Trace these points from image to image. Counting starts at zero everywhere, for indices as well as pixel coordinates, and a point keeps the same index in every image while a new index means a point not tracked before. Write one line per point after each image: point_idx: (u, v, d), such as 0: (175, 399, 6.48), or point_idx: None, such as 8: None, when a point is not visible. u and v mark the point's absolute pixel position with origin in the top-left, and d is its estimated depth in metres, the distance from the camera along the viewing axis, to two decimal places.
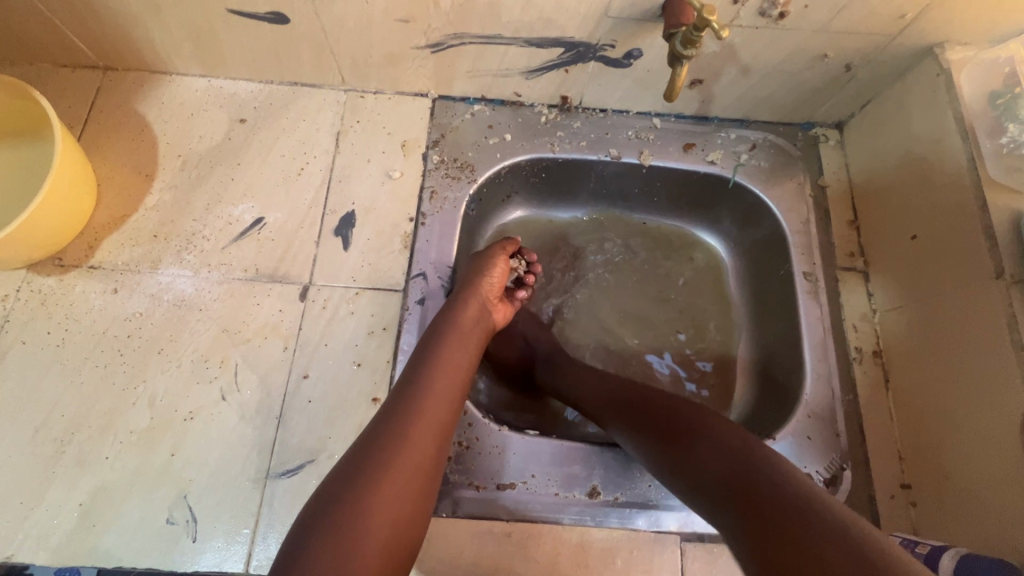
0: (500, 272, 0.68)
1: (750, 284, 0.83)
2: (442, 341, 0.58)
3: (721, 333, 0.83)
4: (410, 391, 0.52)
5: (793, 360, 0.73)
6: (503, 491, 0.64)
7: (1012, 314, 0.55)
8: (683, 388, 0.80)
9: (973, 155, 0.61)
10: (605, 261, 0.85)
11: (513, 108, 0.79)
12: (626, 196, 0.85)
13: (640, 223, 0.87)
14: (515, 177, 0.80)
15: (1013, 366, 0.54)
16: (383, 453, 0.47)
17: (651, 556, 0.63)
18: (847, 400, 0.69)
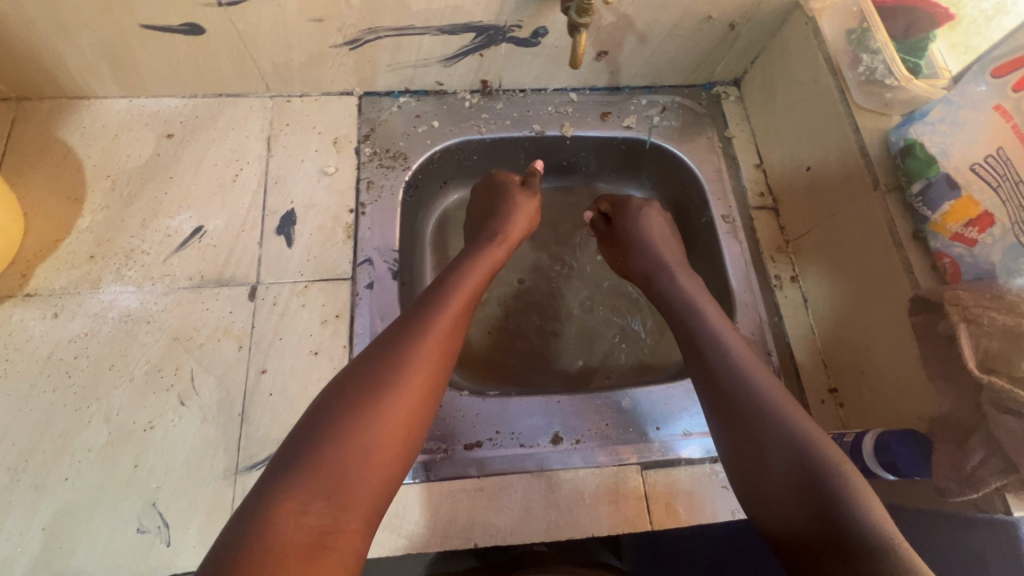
0: (521, 222, 0.73)
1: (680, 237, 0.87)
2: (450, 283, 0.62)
3: None
4: (411, 320, 0.56)
5: (723, 298, 0.77)
6: (470, 451, 0.63)
7: (890, 218, 0.60)
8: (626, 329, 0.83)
9: (842, 89, 0.66)
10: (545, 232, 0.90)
11: (436, 96, 0.82)
12: (557, 168, 0.89)
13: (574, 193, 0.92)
14: (448, 162, 0.83)
15: (895, 263, 0.59)
16: (385, 383, 0.50)
17: (617, 488, 0.63)
18: (774, 323, 0.73)
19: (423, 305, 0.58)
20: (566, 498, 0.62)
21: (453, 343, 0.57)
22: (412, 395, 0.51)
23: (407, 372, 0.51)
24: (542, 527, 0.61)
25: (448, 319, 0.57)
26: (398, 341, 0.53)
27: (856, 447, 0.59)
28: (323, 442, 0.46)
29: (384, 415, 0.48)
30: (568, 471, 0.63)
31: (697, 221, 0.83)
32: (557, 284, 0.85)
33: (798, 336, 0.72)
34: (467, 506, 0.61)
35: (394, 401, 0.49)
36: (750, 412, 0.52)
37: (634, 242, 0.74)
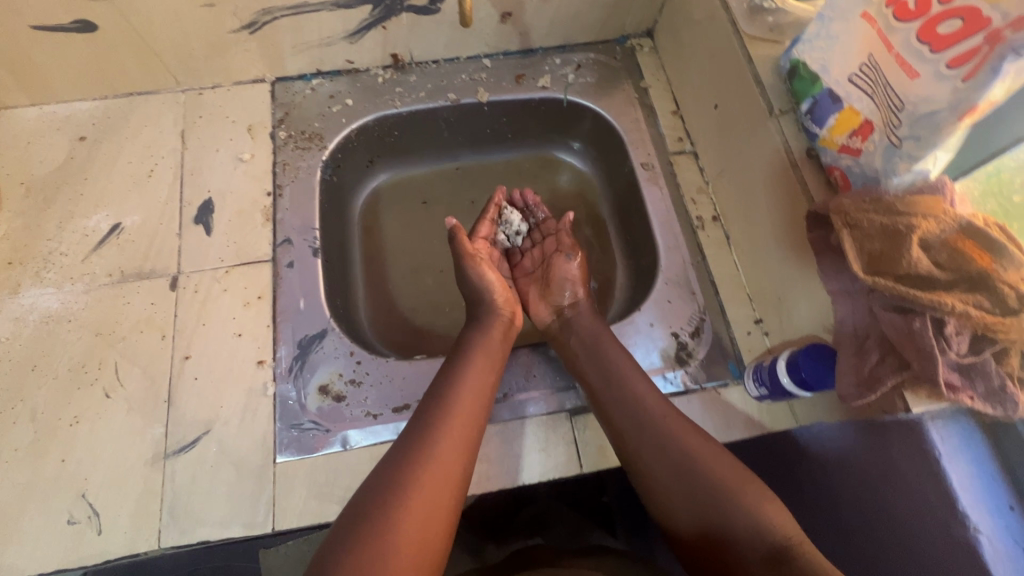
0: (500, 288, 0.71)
1: (610, 192, 0.88)
2: (458, 365, 0.61)
3: (591, 239, 0.87)
4: (427, 413, 0.56)
5: (649, 245, 0.78)
6: (398, 414, 0.64)
7: (784, 141, 0.61)
8: None
9: (734, 21, 0.67)
10: (478, 202, 0.91)
11: (349, 75, 0.82)
12: (482, 137, 0.89)
13: (503, 160, 0.92)
14: (368, 140, 0.84)
15: (794, 184, 0.60)
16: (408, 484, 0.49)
17: (547, 434, 0.64)
18: (697, 263, 0.74)
19: (437, 391, 0.58)
20: (497, 450, 0.62)
21: (472, 424, 0.56)
22: (436, 494, 0.50)
23: (430, 469, 0.51)
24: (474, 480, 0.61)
25: (465, 407, 0.57)
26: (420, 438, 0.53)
27: (773, 371, 0.60)
28: (360, 537, 0.46)
29: (414, 515, 0.48)
30: (498, 424, 0.64)
31: (622, 173, 0.84)
32: None
33: (722, 273, 0.73)
34: None
35: (423, 502, 0.49)
36: (682, 461, 0.53)
37: (577, 274, 0.74)
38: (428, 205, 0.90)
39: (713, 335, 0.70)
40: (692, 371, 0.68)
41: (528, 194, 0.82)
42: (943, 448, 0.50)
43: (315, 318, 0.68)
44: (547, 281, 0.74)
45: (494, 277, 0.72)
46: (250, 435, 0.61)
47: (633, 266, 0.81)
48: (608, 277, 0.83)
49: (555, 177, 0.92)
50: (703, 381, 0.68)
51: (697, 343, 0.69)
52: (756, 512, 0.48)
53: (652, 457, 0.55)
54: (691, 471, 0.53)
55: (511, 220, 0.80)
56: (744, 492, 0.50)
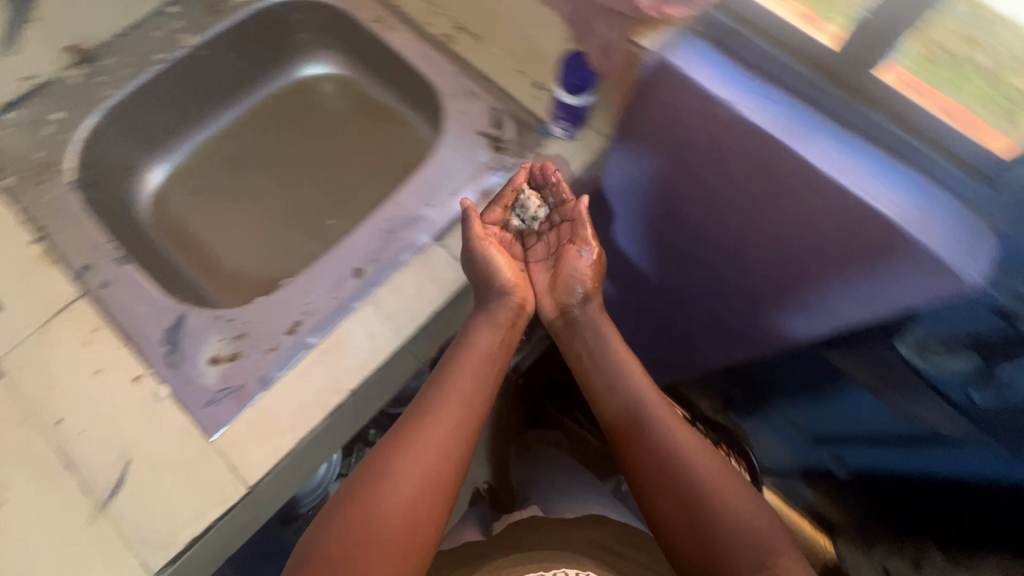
0: (518, 281, 0.69)
1: (369, 70, 0.89)
2: (461, 367, 0.66)
3: (379, 118, 0.88)
4: (428, 418, 0.61)
5: (421, 83, 0.81)
6: (295, 334, 0.65)
7: None
8: (377, 168, 0.85)
9: None
10: (258, 146, 0.88)
11: (39, 92, 0.75)
12: (222, 86, 0.86)
13: (259, 99, 0.90)
14: (107, 143, 0.77)
15: None
16: (410, 485, 0.56)
17: (429, 267, 0.68)
18: (465, 71, 0.79)
19: (433, 398, 0.63)
20: (396, 304, 0.66)
21: (468, 436, 0.62)
22: (437, 497, 0.57)
23: (415, 481, 0.57)
24: (392, 336, 0.65)
25: (464, 419, 0.62)
26: (431, 444, 0.59)
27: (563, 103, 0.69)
28: (335, 544, 0.53)
29: (392, 529, 0.54)
30: (385, 284, 0.67)
31: (363, 40, 0.85)
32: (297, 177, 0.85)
33: (488, 66, 0.78)
34: (322, 370, 0.63)
35: (421, 508, 0.56)
36: (646, 434, 0.62)
37: (591, 268, 0.71)
38: (214, 175, 0.86)
39: (511, 116, 0.76)
40: (511, 152, 0.74)
41: (554, 170, 0.69)
42: (680, 62, 0.61)
43: (163, 311, 0.65)
44: (557, 275, 0.73)
45: (505, 261, 0.67)
46: (172, 437, 0.60)
47: (424, 112, 0.84)
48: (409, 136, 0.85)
49: (316, 88, 0.91)
50: (524, 154, 0.74)
51: (503, 129, 0.75)
52: (700, 474, 0.58)
53: (630, 431, 0.63)
54: (659, 440, 0.61)
55: (528, 206, 0.71)
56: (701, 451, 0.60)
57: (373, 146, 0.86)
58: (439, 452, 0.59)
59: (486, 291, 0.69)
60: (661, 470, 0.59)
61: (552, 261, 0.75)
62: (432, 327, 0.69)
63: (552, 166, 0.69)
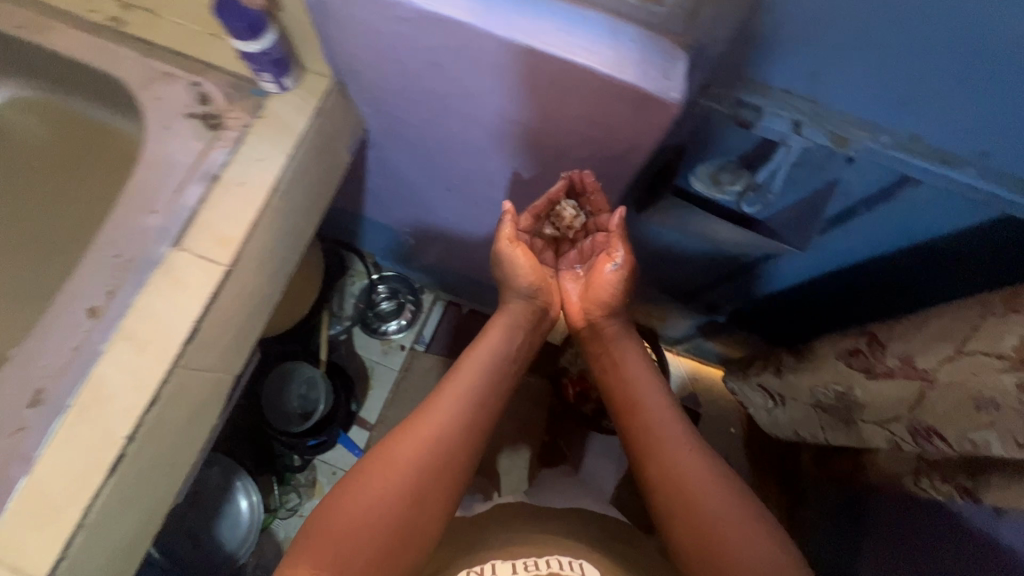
0: (579, 295, 0.93)
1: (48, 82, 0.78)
2: (484, 386, 0.81)
3: (80, 127, 0.79)
4: (427, 415, 0.75)
5: (110, 82, 0.70)
6: (41, 402, 0.56)
7: None
8: (92, 176, 0.78)
9: None
10: None
11: None
12: None
13: None
14: None
15: None
16: (413, 452, 0.70)
17: (176, 276, 0.61)
18: (150, 51, 0.69)
19: (450, 408, 0.76)
20: (151, 329, 0.59)
21: (469, 435, 0.76)
22: (451, 463, 0.72)
23: (404, 467, 0.69)
24: (156, 362, 0.58)
25: (466, 416, 0.77)
26: (456, 415, 0.76)
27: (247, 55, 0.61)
28: (334, 520, 0.64)
29: (381, 509, 0.65)
30: (131, 314, 0.59)
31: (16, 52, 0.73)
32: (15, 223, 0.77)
33: (175, 41, 0.69)
34: (87, 428, 0.56)
35: (428, 477, 0.70)
36: (667, 453, 0.75)
37: (615, 278, 0.85)
38: None
39: (220, 86, 0.68)
40: (232, 124, 0.67)
41: (590, 175, 0.74)
42: None
43: None
44: (591, 283, 0.89)
45: (526, 263, 0.85)
46: None
47: (118, 110, 0.76)
48: (119, 142, 0.79)
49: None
50: (247, 120, 0.67)
51: (214, 103, 0.67)
52: (700, 484, 0.71)
53: (650, 448, 0.77)
54: (669, 460, 0.75)
55: (563, 215, 0.83)
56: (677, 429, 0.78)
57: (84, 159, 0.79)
58: (424, 444, 0.72)
59: (511, 287, 0.90)
60: (668, 475, 0.73)
61: (585, 268, 0.93)
62: (209, 337, 0.63)
63: (588, 176, 0.73)
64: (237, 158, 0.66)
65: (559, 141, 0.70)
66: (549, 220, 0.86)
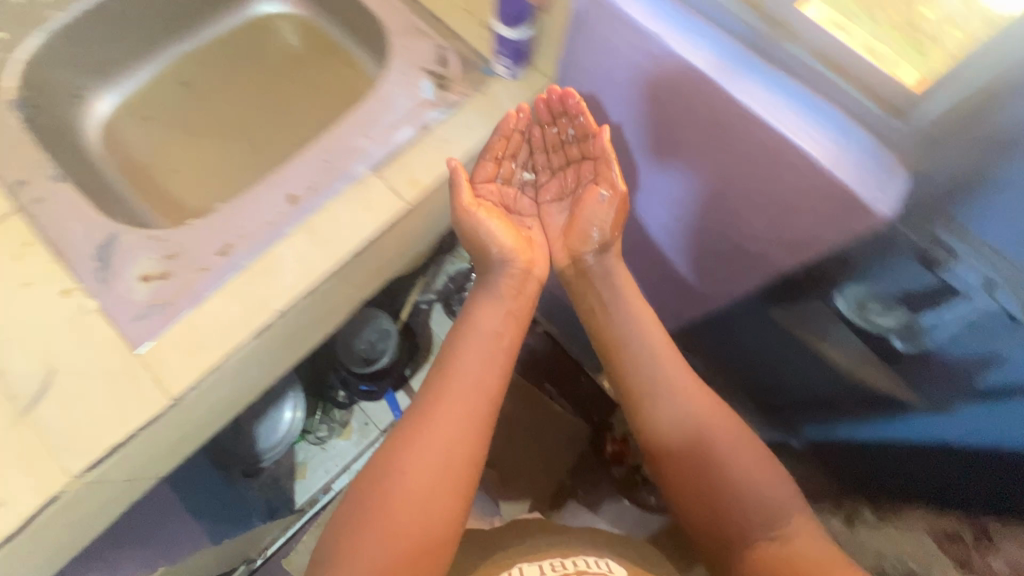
0: (556, 221, 0.78)
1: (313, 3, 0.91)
2: (474, 365, 0.66)
3: (290, 22, 0.93)
4: (423, 434, 0.61)
5: (375, 24, 0.81)
6: (226, 256, 0.65)
7: None
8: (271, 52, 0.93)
9: None
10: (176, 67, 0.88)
11: None
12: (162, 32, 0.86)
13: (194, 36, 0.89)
14: (57, 68, 0.77)
15: None
16: (412, 516, 0.58)
17: (365, 197, 0.69)
18: (414, 8, 0.79)
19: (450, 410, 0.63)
20: (327, 231, 0.67)
21: (475, 437, 0.63)
22: (454, 513, 0.60)
23: (416, 498, 0.58)
24: (321, 264, 0.65)
25: (459, 431, 0.62)
26: (453, 444, 0.61)
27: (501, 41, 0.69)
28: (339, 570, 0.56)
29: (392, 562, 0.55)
30: (320, 212, 0.67)
31: None
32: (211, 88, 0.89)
33: (438, 7, 0.79)
34: (251, 291, 0.64)
35: (439, 504, 0.59)
36: (735, 491, 0.62)
37: (603, 216, 0.73)
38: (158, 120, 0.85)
39: (457, 56, 0.77)
40: (455, 90, 0.74)
41: (578, 98, 0.69)
42: None
43: (78, 234, 0.65)
44: (574, 219, 0.75)
45: (499, 227, 0.73)
46: (100, 348, 0.61)
47: (360, 37, 0.87)
48: (344, 72, 0.88)
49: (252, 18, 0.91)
50: (468, 91, 0.75)
51: (447, 68, 0.75)
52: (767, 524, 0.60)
53: (703, 479, 0.63)
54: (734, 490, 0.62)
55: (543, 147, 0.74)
56: (691, 400, 0.66)
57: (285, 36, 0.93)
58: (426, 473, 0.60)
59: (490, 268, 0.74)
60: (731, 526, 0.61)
61: (571, 199, 0.78)
62: (370, 257, 0.70)
63: (571, 96, 0.68)
64: (450, 120, 0.73)
65: (729, 209, 0.71)
66: (527, 140, 0.76)
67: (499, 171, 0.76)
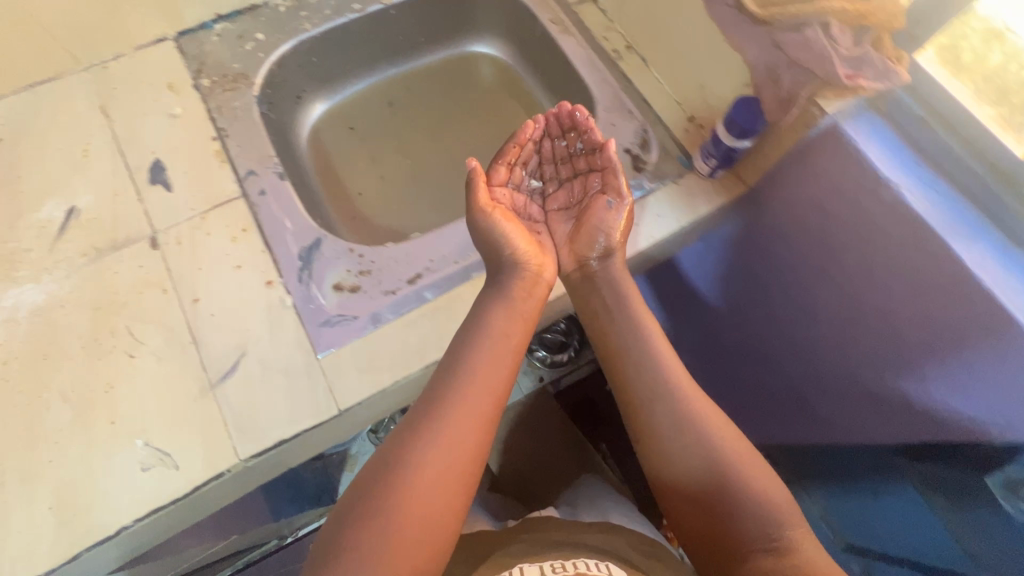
0: (558, 233, 0.73)
1: (521, 54, 0.96)
2: (471, 355, 0.59)
3: (493, 66, 0.98)
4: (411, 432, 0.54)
5: (581, 91, 0.85)
6: (413, 284, 0.69)
7: None
8: (471, 89, 0.98)
9: None
10: (388, 88, 0.95)
11: (251, 13, 0.82)
12: (386, 56, 0.93)
13: (410, 64, 0.96)
14: (292, 71, 0.85)
15: None
16: (399, 522, 0.49)
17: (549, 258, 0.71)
18: (626, 87, 0.82)
19: (438, 404, 0.55)
20: None
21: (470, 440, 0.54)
22: (440, 517, 0.51)
23: (408, 508, 0.50)
24: None
25: (451, 428, 0.54)
26: (439, 440, 0.53)
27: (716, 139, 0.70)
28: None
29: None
30: None
31: (536, 36, 0.89)
32: (412, 114, 0.96)
33: (649, 90, 0.81)
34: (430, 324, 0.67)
35: (426, 509, 0.50)
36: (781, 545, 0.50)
37: (616, 226, 0.68)
38: (361, 133, 0.93)
39: (659, 142, 0.78)
40: (651, 174, 0.76)
41: (588, 116, 0.71)
42: (857, 135, 0.61)
43: (289, 230, 0.70)
44: (581, 226, 0.70)
45: (514, 230, 0.66)
46: (286, 343, 0.65)
47: (560, 101, 0.92)
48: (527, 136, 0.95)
49: (465, 59, 0.98)
50: (663, 177, 0.76)
51: (648, 151, 0.77)
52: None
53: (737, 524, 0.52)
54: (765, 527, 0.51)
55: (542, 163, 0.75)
56: (726, 442, 0.56)
57: (488, 78, 0.98)
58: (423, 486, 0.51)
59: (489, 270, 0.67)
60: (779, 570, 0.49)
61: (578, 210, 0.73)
62: None
63: (580, 109, 0.69)
64: (640, 203, 0.74)
65: (894, 322, 0.66)
66: (535, 151, 0.75)
67: (510, 178, 0.72)
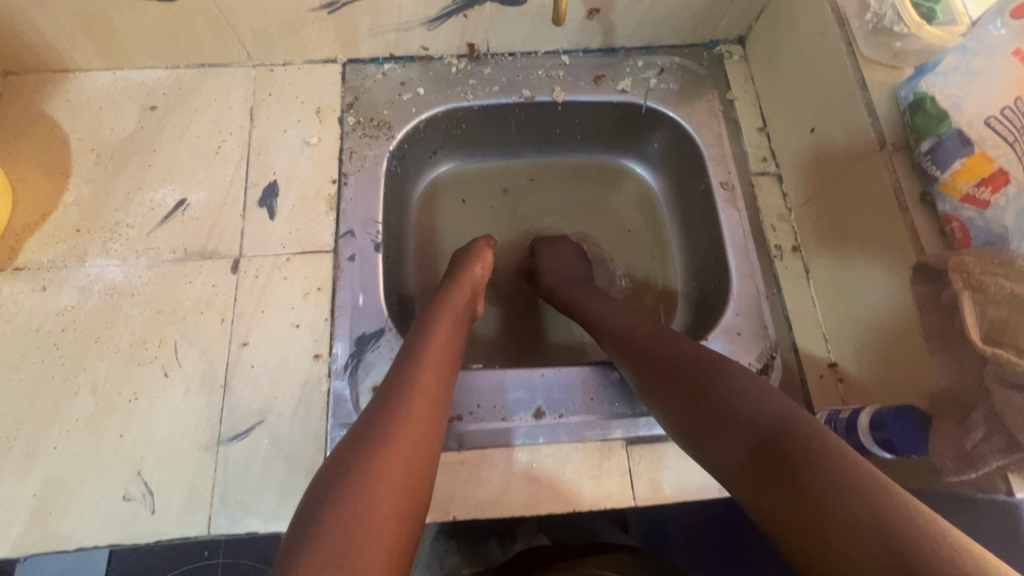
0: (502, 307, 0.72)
1: (674, 192, 0.86)
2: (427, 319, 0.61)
3: (637, 189, 0.90)
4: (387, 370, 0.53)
5: (720, 271, 0.74)
6: (449, 425, 0.62)
7: (902, 195, 0.55)
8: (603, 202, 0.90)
9: (858, 67, 0.60)
10: (520, 170, 0.90)
11: (422, 62, 0.79)
12: (534, 141, 0.87)
13: (552, 155, 0.90)
14: (435, 131, 0.81)
15: (908, 241, 0.54)
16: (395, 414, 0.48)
17: (600, 461, 0.61)
18: (771, 294, 0.70)
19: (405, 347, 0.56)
20: (548, 470, 0.61)
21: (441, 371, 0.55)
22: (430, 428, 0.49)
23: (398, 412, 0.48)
24: (520, 504, 0.59)
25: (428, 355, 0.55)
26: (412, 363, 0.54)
27: (852, 424, 0.56)
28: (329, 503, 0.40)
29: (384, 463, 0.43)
30: (551, 445, 0.62)
31: (697, 189, 0.79)
32: (531, 206, 0.90)
33: (797, 310, 0.69)
34: (446, 479, 0.60)
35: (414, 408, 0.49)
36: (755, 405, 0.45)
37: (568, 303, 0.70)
38: (472, 207, 0.88)
39: (782, 376, 0.66)
40: None
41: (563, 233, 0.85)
42: None
43: (355, 310, 0.66)
44: None
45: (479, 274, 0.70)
46: (304, 430, 0.61)
47: (693, 262, 0.81)
48: (638, 278, 0.85)
49: (609, 170, 0.90)
50: None
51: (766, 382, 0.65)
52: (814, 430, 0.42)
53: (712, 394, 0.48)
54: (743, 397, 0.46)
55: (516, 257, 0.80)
56: (693, 359, 0.53)
57: (625, 197, 0.90)
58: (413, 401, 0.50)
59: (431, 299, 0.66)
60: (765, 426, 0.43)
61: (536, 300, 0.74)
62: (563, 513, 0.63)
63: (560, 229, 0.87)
64: None
65: None
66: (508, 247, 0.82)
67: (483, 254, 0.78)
